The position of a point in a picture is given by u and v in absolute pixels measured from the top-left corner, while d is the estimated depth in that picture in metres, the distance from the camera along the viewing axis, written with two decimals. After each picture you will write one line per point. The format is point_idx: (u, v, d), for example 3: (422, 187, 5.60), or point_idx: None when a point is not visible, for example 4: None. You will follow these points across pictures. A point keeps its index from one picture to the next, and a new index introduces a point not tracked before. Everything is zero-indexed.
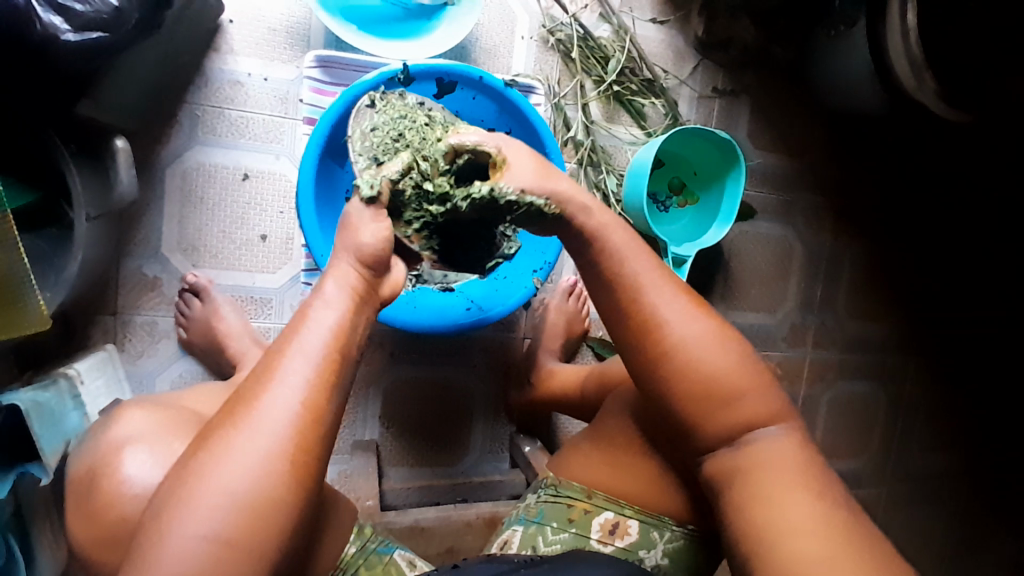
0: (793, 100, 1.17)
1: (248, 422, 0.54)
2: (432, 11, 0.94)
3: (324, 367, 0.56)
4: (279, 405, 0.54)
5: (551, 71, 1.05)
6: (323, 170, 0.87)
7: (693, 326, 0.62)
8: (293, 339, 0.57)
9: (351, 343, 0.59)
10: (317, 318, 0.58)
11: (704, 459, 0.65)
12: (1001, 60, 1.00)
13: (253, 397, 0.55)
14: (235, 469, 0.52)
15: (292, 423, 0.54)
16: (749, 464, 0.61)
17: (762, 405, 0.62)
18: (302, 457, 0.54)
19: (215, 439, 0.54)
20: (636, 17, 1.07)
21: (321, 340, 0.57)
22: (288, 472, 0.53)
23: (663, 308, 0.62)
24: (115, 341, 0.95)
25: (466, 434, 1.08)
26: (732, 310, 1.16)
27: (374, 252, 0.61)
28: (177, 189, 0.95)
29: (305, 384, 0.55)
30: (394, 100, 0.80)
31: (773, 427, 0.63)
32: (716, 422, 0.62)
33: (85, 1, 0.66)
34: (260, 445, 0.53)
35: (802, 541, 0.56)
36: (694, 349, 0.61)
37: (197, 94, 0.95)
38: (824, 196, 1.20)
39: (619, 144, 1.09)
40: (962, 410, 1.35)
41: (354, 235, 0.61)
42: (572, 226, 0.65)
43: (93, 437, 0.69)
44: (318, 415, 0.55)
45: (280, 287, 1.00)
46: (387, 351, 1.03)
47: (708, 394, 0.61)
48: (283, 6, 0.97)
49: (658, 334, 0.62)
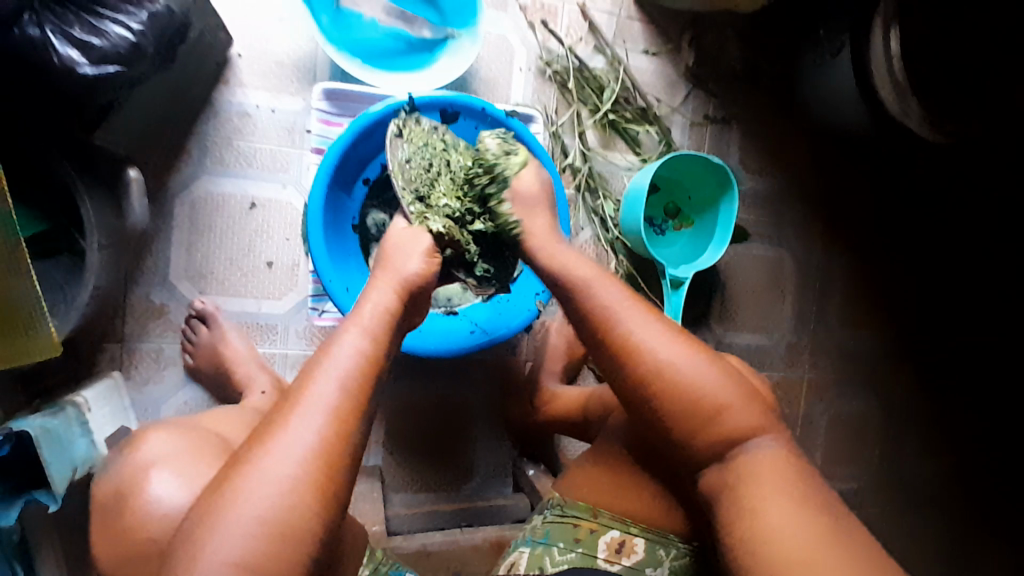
0: (783, 125, 1.21)
1: (277, 444, 0.55)
2: (434, 45, 0.98)
3: (350, 386, 0.59)
4: (307, 427, 0.56)
5: (549, 101, 1.09)
6: (331, 198, 0.89)
7: (677, 349, 0.66)
8: (324, 358, 0.60)
9: (377, 364, 0.61)
10: (347, 340, 0.61)
11: (699, 480, 0.67)
12: (995, 57, 1.06)
13: (282, 419, 0.57)
14: (263, 490, 0.53)
15: (318, 444, 0.55)
16: (742, 475, 0.63)
17: (753, 420, 0.65)
18: (326, 479, 0.55)
19: (245, 462, 0.55)
20: (629, 48, 1.12)
21: (350, 361, 0.60)
22: (313, 494, 0.54)
23: (643, 333, 0.66)
24: (121, 368, 0.95)
25: (468, 458, 1.08)
26: (729, 330, 1.19)
27: (419, 278, 0.70)
28: (187, 217, 0.97)
29: (333, 404, 0.57)
30: (414, 128, 0.86)
31: (762, 439, 0.64)
32: (712, 436, 0.64)
33: (103, 36, 0.69)
34: (287, 468, 0.54)
35: (787, 545, 0.58)
36: (680, 367, 0.64)
37: (206, 125, 0.97)
38: (814, 218, 1.24)
39: (616, 170, 1.12)
40: (959, 426, 1.37)
41: (407, 261, 0.71)
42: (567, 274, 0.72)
43: (119, 457, 0.71)
44: (342, 434, 0.57)
45: (286, 313, 1.01)
46: (390, 375, 1.04)
47: (699, 409, 0.64)
48: (290, 40, 1.00)
49: (644, 357, 0.65)
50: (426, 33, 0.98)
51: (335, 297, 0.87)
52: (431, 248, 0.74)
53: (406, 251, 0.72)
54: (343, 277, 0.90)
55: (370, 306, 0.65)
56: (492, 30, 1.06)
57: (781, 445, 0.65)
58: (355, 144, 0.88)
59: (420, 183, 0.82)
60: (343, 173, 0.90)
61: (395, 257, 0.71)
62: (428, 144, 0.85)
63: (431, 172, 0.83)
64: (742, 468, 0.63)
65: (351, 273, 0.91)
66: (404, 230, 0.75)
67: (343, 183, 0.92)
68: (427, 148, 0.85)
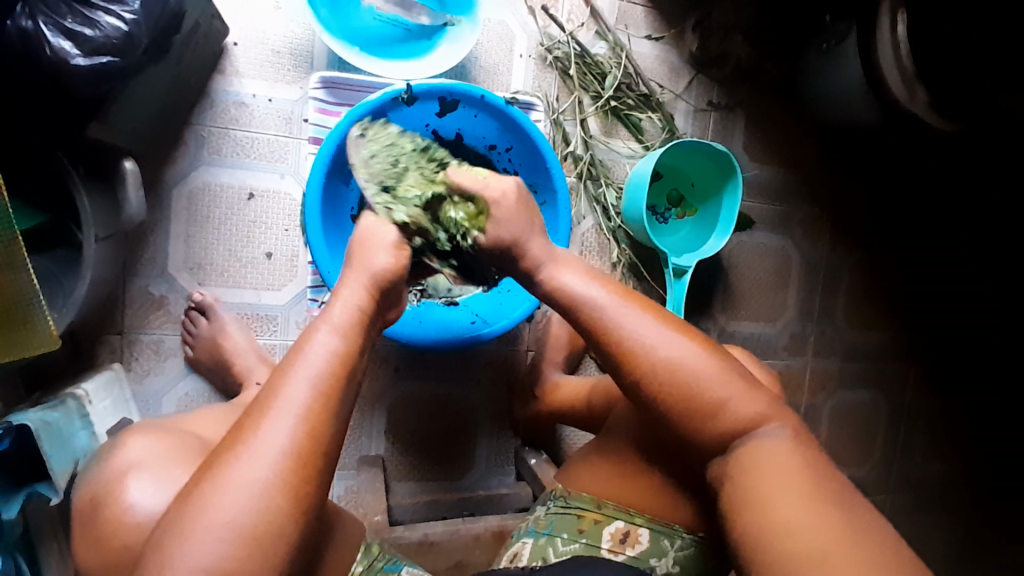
0: (788, 113, 1.19)
1: (250, 449, 0.55)
2: (432, 31, 0.97)
3: (323, 385, 0.58)
4: (278, 429, 0.55)
5: (550, 87, 1.07)
6: (329, 188, 0.88)
7: (677, 347, 0.65)
8: (296, 357, 0.60)
9: (350, 361, 0.61)
10: (320, 337, 0.61)
11: (708, 473, 0.67)
12: (995, 57, 1.00)
13: (254, 421, 0.56)
14: (237, 495, 0.53)
15: (291, 447, 0.55)
16: (747, 468, 0.62)
17: (755, 410, 0.64)
18: (303, 479, 0.55)
19: (218, 464, 0.55)
20: (632, 34, 1.10)
21: (323, 361, 0.59)
22: (285, 496, 0.54)
23: (640, 333, 0.66)
24: (121, 361, 0.95)
25: (470, 448, 1.08)
26: (732, 320, 1.18)
27: (388, 274, 0.68)
28: (184, 208, 0.96)
29: (305, 406, 0.57)
30: (380, 131, 0.86)
31: (768, 426, 0.64)
32: (716, 429, 0.64)
33: (95, 25, 0.68)
34: (260, 471, 0.54)
35: (794, 541, 0.57)
36: (680, 366, 0.64)
37: (203, 115, 0.96)
38: (819, 205, 1.22)
39: (618, 158, 1.10)
40: (962, 414, 1.36)
41: (371, 259, 0.68)
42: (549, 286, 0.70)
43: (98, 463, 0.69)
44: (318, 435, 0.57)
45: (286, 304, 1.01)
46: (391, 366, 1.04)
47: (696, 404, 0.64)
48: (287, 27, 0.99)
49: (641, 359, 0.65)
50: (424, 20, 0.94)
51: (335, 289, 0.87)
52: (398, 240, 0.71)
53: (374, 242, 0.69)
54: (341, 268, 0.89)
55: (341, 304, 0.64)
56: (493, 16, 1.04)
57: (787, 432, 0.64)
58: None
59: (385, 176, 0.82)
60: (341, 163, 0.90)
61: (359, 253, 0.69)
62: (393, 145, 0.85)
63: (398, 168, 0.84)
64: (744, 463, 0.62)
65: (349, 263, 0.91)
66: (369, 222, 0.72)
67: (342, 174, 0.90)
68: (392, 149, 0.85)
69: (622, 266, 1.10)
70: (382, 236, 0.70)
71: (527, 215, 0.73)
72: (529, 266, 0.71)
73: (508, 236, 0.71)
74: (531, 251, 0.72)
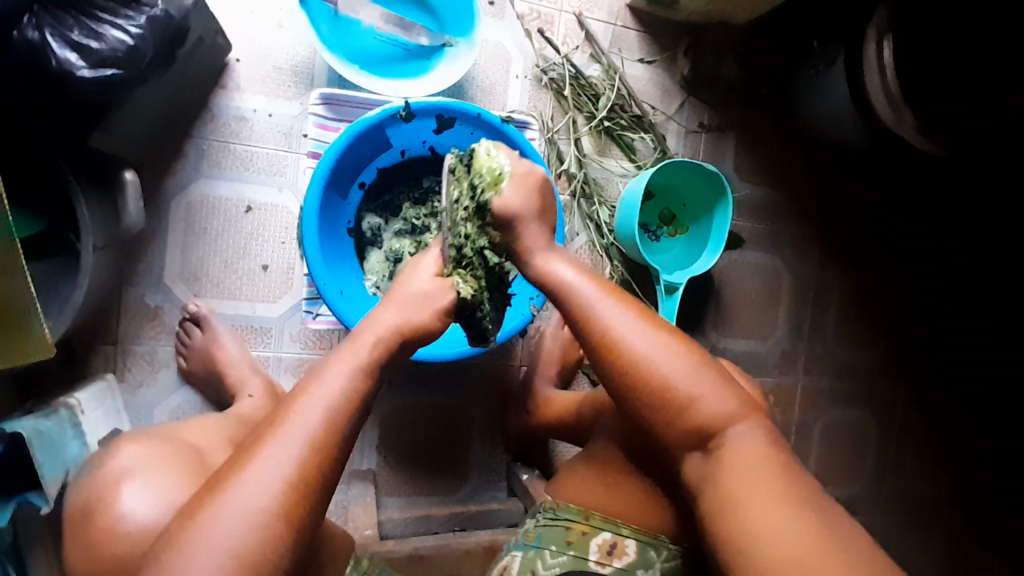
0: (778, 135, 1.21)
1: (252, 472, 0.57)
2: (431, 51, 0.99)
3: (335, 416, 0.61)
4: (281, 458, 0.57)
5: (545, 107, 1.09)
6: (326, 201, 0.90)
7: (654, 342, 0.68)
8: (312, 385, 0.62)
9: (362, 394, 0.63)
10: (338, 371, 0.63)
11: (682, 470, 0.69)
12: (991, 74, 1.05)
13: (260, 445, 0.59)
14: (234, 520, 0.55)
15: (293, 474, 0.57)
16: (717, 466, 0.64)
17: (727, 407, 0.66)
18: (296, 505, 0.57)
19: (218, 486, 0.57)
20: (625, 57, 1.13)
21: (334, 394, 0.61)
22: (280, 522, 0.56)
23: (616, 326, 0.69)
24: (115, 370, 0.95)
25: (463, 462, 1.08)
26: (724, 337, 1.19)
27: (420, 325, 0.71)
28: (181, 220, 0.97)
29: (311, 436, 0.59)
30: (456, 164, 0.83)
31: (740, 426, 0.66)
32: (689, 425, 0.66)
33: (101, 39, 0.70)
34: (258, 499, 0.56)
35: (775, 544, 0.58)
36: (656, 359, 0.67)
37: (203, 128, 0.98)
38: (808, 226, 1.24)
39: (612, 177, 1.12)
40: (954, 434, 1.37)
41: (411, 308, 0.71)
42: (540, 268, 0.75)
43: (90, 471, 0.69)
44: (313, 450, 0.59)
45: (281, 315, 1.01)
46: (386, 379, 1.04)
47: (670, 396, 0.66)
48: (288, 45, 1.01)
49: (617, 350, 0.68)
50: (423, 41, 0.98)
51: (329, 300, 0.87)
52: (449, 306, 0.74)
53: (414, 275, 0.75)
54: (336, 282, 0.90)
55: (367, 337, 0.67)
56: (490, 37, 1.07)
57: (761, 434, 0.66)
58: (349, 150, 0.89)
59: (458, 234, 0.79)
60: (339, 178, 0.91)
61: (411, 296, 0.72)
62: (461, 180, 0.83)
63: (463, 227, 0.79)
64: (720, 459, 0.64)
65: (342, 278, 0.92)
66: (429, 279, 0.74)
67: (337, 187, 0.92)
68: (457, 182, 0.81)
69: (615, 283, 1.11)
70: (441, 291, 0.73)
71: (539, 210, 0.77)
72: (523, 252, 0.76)
73: (514, 210, 0.75)
74: (527, 237, 0.76)
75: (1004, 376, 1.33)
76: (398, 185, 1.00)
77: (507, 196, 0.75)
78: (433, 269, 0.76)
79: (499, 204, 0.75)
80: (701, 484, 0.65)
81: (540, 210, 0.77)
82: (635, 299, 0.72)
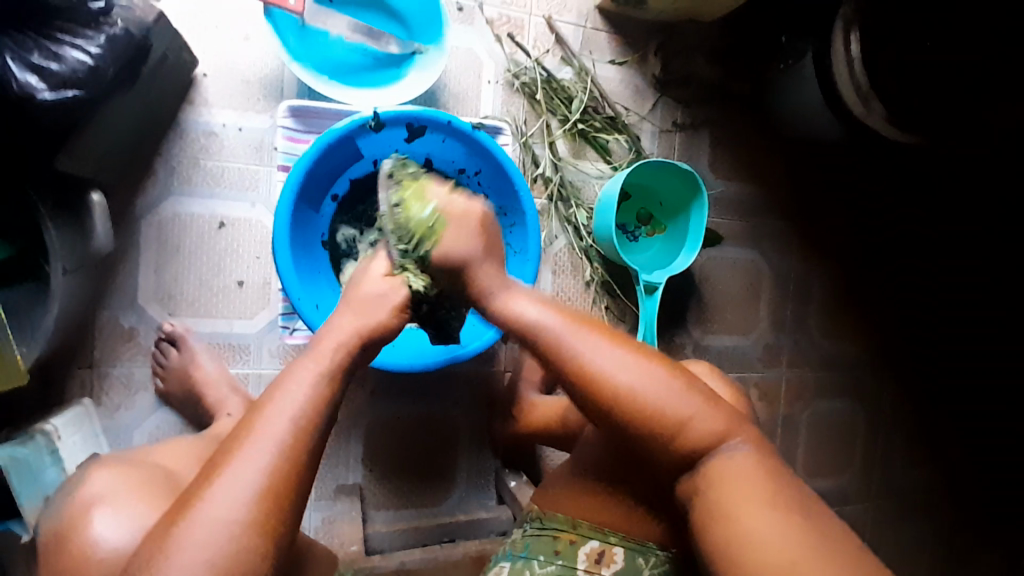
0: (752, 130, 1.22)
1: (223, 484, 0.56)
2: (401, 60, 0.99)
3: (304, 421, 0.60)
4: (253, 467, 0.57)
5: (518, 112, 1.09)
6: (298, 214, 0.89)
7: (636, 370, 0.66)
8: (279, 391, 0.61)
9: (330, 398, 0.63)
10: (303, 376, 0.63)
11: (677, 494, 0.68)
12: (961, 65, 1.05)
13: (230, 457, 0.58)
14: (208, 535, 0.54)
15: (264, 484, 0.56)
16: (715, 487, 0.63)
17: (716, 425, 0.65)
18: (272, 523, 0.56)
19: (190, 502, 0.56)
20: (596, 59, 1.13)
21: (301, 400, 0.61)
22: (256, 539, 0.55)
23: (595, 356, 0.66)
24: (91, 395, 0.94)
25: (450, 470, 1.07)
26: (707, 334, 1.19)
27: (378, 327, 0.70)
28: (154, 239, 0.96)
29: (281, 442, 0.58)
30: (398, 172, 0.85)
31: (731, 441, 0.65)
32: (681, 449, 0.65)
33: (61, 60, 0.69)
34: (231, 509, 0.55)
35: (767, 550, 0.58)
36: (640, 389, 0.65)
37: (173, 145, 0.97)
38: (786, 219, 1.24)
39: (588, 179, 1.12)
40: (941, 424, 1.37)
41: (368, 311, 0.70)
42: (496, 315, 0.72)
43: (63, 498, 0.68)
44: (294, 471, 0.58)
45: (258, 331, 1.00)
46: (368, 391, 1.03)
47: (658, 424, 0.64)
48: (256, 58, 1.00)
49: (602, 385, 0.65)
50: (393, 49, 0.98)
51: (305, 315, 0.86)
52: (404, 304, 0.73)
53: (367, 276, 0.75)
54: (311, 294, 0.89)
55: (329, 340, 0.67)
56: (459, 43, 1.06)
57: (751, 446, 0.65)
58: (320, 161, 0.88)
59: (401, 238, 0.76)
60: (310, 190, 0.90)
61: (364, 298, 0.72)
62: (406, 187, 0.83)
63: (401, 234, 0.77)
64: (714, 479, 0.63)
65: (316, 288, 0.91)
66: (380, 280, 0.74)
67: (309, 199, 0.91)
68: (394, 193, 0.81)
69: (595, 284, 1.11)
70: (390, 295, 0.72)
71: (486, 249, 0.74)
72: (481, 295, 0.73)
73: (458, 258, 0.73)
74: (482, 280, 0.73)
75: (1005, 368, 1.35)
76: (371, 195, 1.00)
77: (448, 248, 0.73)
78: (383, 269, 0.76)
79: (438, 255, 0.73)
80: (696, 507, 0.64)
81: (489, 249, 0.75)
82: (609, 325, 0.70)
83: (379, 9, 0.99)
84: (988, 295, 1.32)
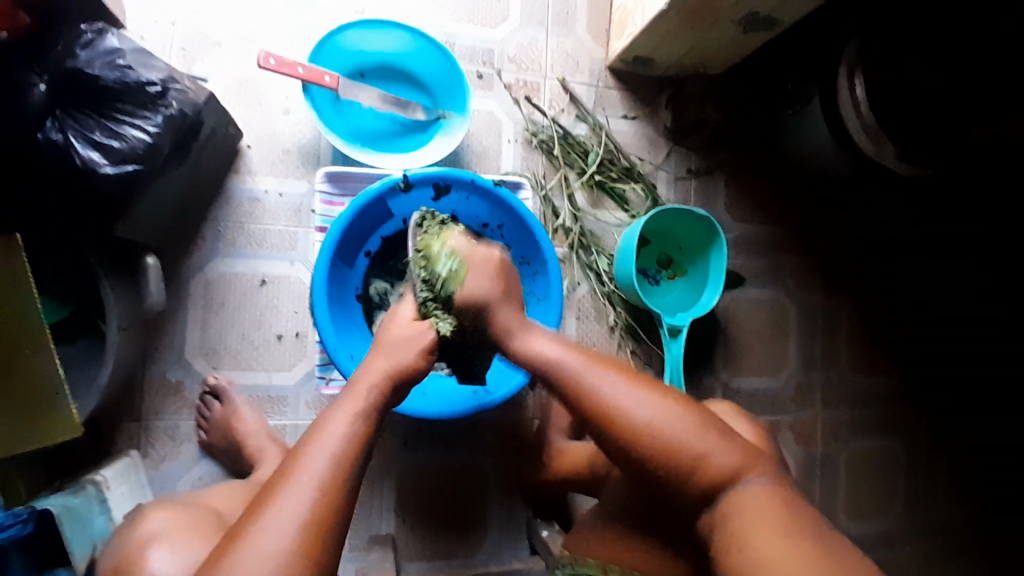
0: (764, 172, 1.24)
1: (268, 519, 0.59)
2: (428, 125, 1.08)
3: (342, 460, 0.63)
4: (297, 500, 0.60)
5: (537, 167, 1.15)
6: (334, 270, 0.95)
7: (651, 406, 0.68)
8: (319, 433, 0.65)
9: (366, 439, 0.66)
10: (340, 418, 0.66)
11: (699, 531, 0.68)
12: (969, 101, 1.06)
13: (276, 493, 0.61)
14: (254, 564, 0.56)
15: (306, 516, 0.59)
16: (734, 525, 0.64)
17: (732, 460, 0.66)
18: (311, 550, 0.58)
19: (239, 536, 0.59)
20: (610, 114, 1.19)
21: (341, 438, 0.64)
22: (300, 567, 0.57)
23: (613, 395, 0.69)
24: (138, 447, 0.99)
25: (480, 520, 1.08)
26: (735, 376, 1.20)
27: (411, 364, 0.73)
28: (200, 296, 1.03)
29: (322, 479, 0.61)
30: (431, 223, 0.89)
31: (750, 477, 0.66)
32: (699, 485, 0.66)
33: (121, 138, 0.76)
34: (275, 540, 0.57)
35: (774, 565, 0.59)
36: (656, 425, 0.67)
37: (219, 211, 1.05)
38: (809, 259, 1.25)
39: (607, 228, 1.16)
40: (994, 464, 1.31)
41: (401, 352, 0.73)
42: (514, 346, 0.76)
43: (122, 540, 0.71)
44: (333, 506, 0.61)
45: (296, 383, 1.05)
46: (399, 439, 1.05)
47: (677, 458, 0.66)
48: (294, 129, 1.08)
49: (622, 424, 0.68)
50: (419, 115, 1.06)
51: (340, 363, 0.90)
52: (430, 347, 0.75)
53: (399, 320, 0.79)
54: (346, 346, 0.93)
55: (366, 386, 0.70)
56: (481, 108, 1.14)
57: (770, 479, 0.66)
58: (353, 221, 0.94)
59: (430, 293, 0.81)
60: (345, 247, 0.96)
61: (391, 345, 0.75)
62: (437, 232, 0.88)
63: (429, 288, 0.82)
64: (732, 515, 0.64)
65: (350, 340, 0.95)
66: (409, 327, 0.77)
67: (344, 257, 0.97)
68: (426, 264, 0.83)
69: (619, 328, 1.14)
70: (422, 338, 0.75)
71: (504, 293, 0.79)
72: (502, 333, 0.77)
73: (481, 295, 0.77)
74: (500, 320, 0.77)
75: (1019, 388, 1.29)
76: (399, 249, 1.04)
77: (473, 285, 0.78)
78: (410, 314, 0.80)
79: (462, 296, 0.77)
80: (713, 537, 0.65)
81: (505, 294, 0.79)
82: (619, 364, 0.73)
83: (408, 82, 1.10)
84: (980, 295, 1.27)
